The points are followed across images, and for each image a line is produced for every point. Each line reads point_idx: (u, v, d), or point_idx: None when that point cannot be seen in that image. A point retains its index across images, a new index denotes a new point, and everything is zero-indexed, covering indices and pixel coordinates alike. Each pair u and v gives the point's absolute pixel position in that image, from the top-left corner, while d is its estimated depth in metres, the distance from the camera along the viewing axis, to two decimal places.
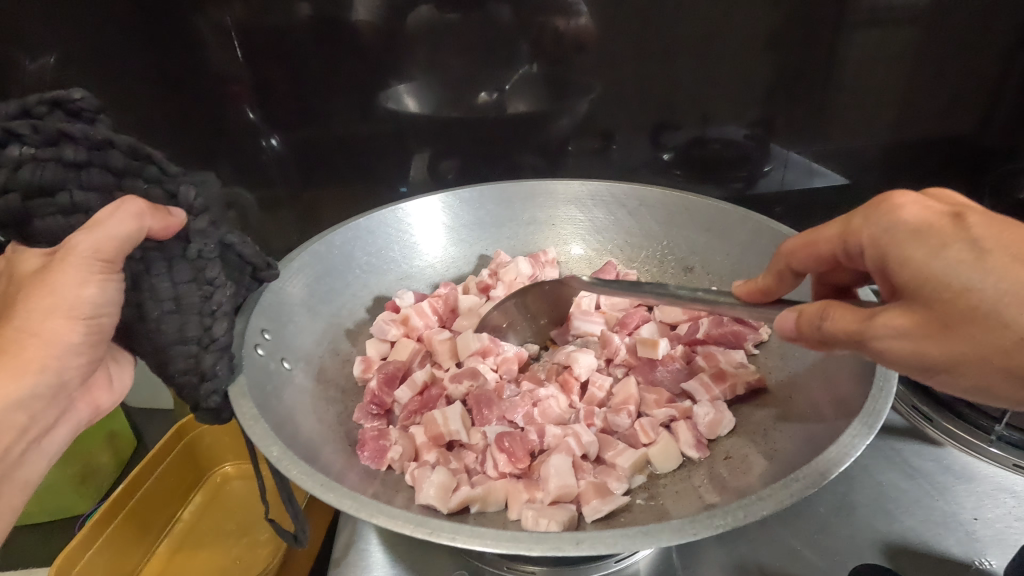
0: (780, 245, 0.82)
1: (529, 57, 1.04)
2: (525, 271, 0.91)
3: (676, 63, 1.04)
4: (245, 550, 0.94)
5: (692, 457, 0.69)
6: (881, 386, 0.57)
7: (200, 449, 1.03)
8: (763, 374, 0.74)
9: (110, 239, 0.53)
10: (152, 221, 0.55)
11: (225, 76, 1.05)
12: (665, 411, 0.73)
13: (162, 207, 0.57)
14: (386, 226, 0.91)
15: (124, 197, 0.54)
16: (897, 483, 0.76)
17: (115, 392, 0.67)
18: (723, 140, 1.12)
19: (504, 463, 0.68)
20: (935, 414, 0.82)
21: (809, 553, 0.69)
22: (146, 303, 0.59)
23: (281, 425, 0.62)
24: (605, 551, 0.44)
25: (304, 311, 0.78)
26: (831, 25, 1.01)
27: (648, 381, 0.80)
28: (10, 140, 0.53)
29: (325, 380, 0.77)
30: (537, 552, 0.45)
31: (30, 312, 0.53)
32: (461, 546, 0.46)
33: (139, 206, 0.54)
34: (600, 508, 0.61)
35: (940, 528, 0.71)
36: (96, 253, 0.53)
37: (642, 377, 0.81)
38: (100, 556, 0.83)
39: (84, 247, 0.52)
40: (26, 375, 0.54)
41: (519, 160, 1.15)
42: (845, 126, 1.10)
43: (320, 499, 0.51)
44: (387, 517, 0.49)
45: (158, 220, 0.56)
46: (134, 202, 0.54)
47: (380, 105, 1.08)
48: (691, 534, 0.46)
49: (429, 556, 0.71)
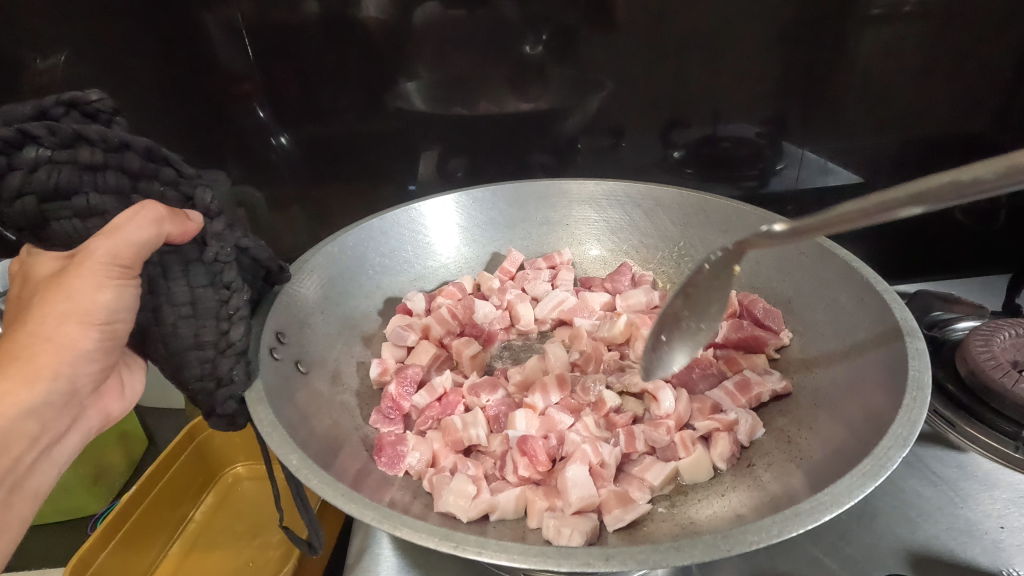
0: (802, 247, 0.80)
1: (537, 52, 1.03)
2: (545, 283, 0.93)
3: (688, 60, 1.02)
4: (257, 552, 0.93)
5: (721, 469, 0.67)
6: (914, 395, 0.56)
7: (211, 451, 1.02)
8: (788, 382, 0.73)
9: (128, 245, 0.52)
10: (172, 226, 0.55)
11: (233, 73, 1.04)
12: (707, 424, 0.69)
13: (181, 213, 0.56)
14: (399, 227, 0.90)
15: (142, 201, 0.53)
16: (919, 490, 0.75)
17: (126, 398, 0.66)
18: (737, 138, 1.10)
19: (524, 467, 0.67)
20: (959, 419, 0.79)
21: (831, 562, 0.68)
22: (162, 307, 0.59)
23: (298, 431, 0.61)
24: (634, 567, 0.43)
25: (318, 314, 0.77)
26: (849, 20, 0.98)
27: (683, 383, 0.79)
28: (25, 142, 0.52)
29: (339, 383, 0.76)
30: (566, 568, 0.44)
31: (46, 316, 0.52)
32: (487, 561, 0.45)
33: (158, 211, 0.54)
34: (622, 517, 0.60)
35: (965, 536, 0.70)
36: (115, 258, 0.53)
37: (676, 377, 0.79)
38: (112, 560, 0.83)
39: (102, 252, 0.52)
40: (38, 382, 0.53)
41: (530, 158, 1.14)
42: (860, 124, 1.09)
43: (343, 510, 0.49)
44: (410, 530, 0.47)
45: (177, 226, 0.55)
46: (152, 206, 0.53)
47: (388, 103, 1.07)
48: (723, 551, 0.44)
49: (443, 562, 0.70)
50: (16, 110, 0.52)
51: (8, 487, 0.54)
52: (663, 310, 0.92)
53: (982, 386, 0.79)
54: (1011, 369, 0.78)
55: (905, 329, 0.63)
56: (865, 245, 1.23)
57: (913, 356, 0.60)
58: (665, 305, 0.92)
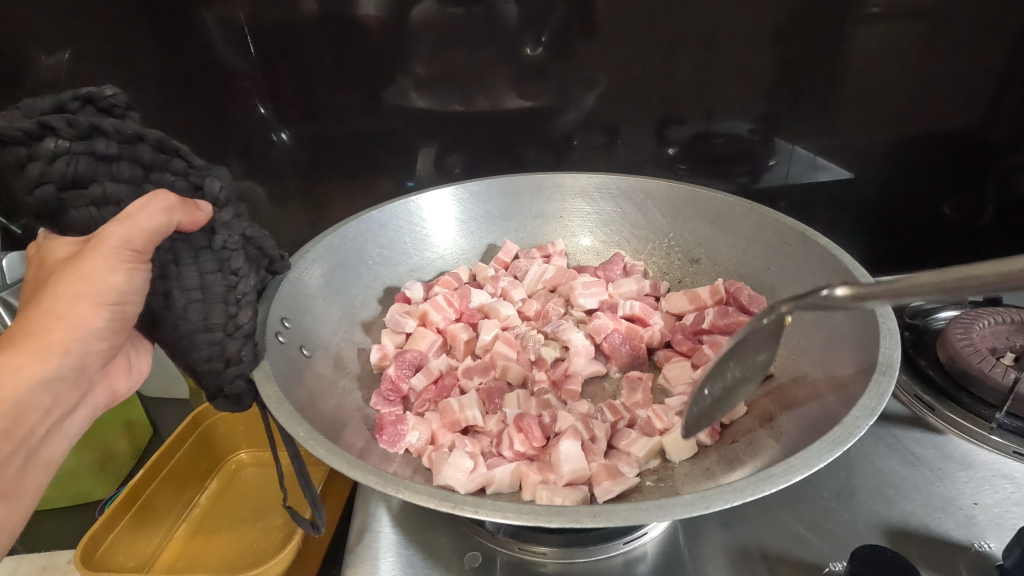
0: (784, 236, 0.84)
1: (532, 51, 1.06)
2: (539, 276, 0.96)
3: (679, 58, 1.05)
4: (259, 534, 0.95)
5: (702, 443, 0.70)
6: (883, 370, 0.59)
7: (215, 438, 1.05)
8: (768, 363, 0.76)
9: (139, 231, 0.55)
10: (182, 215, 0.58)
11: (235, 71, 1.07)
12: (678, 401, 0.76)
13: (192, 202, 0.59)
14: (397, 219, 0.93)
15: (155, 191, 0.56)
16: (897, 470, 0.79)
17: (132, 377, 0.69)
18: (728, 135, 1.14)
19: (520, 444, 0.69)
20: (938, 403, 0.84)
21: (813, 537, 0.71)
22: (172, 292, 0.61)
23: (301, 409, 0.64)
24: (620, 523, 0.46)
25: (321, 300, 0.80)
26: (835, 19, 1.02)
27: (611, 349, 0.86)
28: (45, 134, 0.54)
29: (341, 367, 0.79)
30: (557, 524, 0.47)
31: (59, 295, 0.55)
32: (483, 518, 0.48)
33: (169, 201, 0.56)
34: (611, 489, 0.63)
35: (940, 512, 0.73)
36: (127, 243, 0.55)
37: (607, 343, 0.86)
38: (120, 539, 0.86)
39: (116, 237, 0.55)
40: (50, 357, 0.56)
41: (525, 154, 1.17)
42: (847, 120, 1.12)
43: (348, 476, 0.52)
44: (411, 492, 0.51)
45: (187, 215, 0.58)
46: (164, 196, 0.56)
47: (387, 100, 1.10)
48: (701, 508, 0.47)
49: (440, 538, 0.74)
50: (34, 104, 0.55)
51: (22, 457, 0.57)
52: (654, 298, 0.95)
53: (960, 371, 0.84)
54: (990, 357, 0.83)
55: (878, 310, 0.66)
56: (854, 239, 1.27)
57: (886, 334, 0.63)
58: (656, 294, 0.95)
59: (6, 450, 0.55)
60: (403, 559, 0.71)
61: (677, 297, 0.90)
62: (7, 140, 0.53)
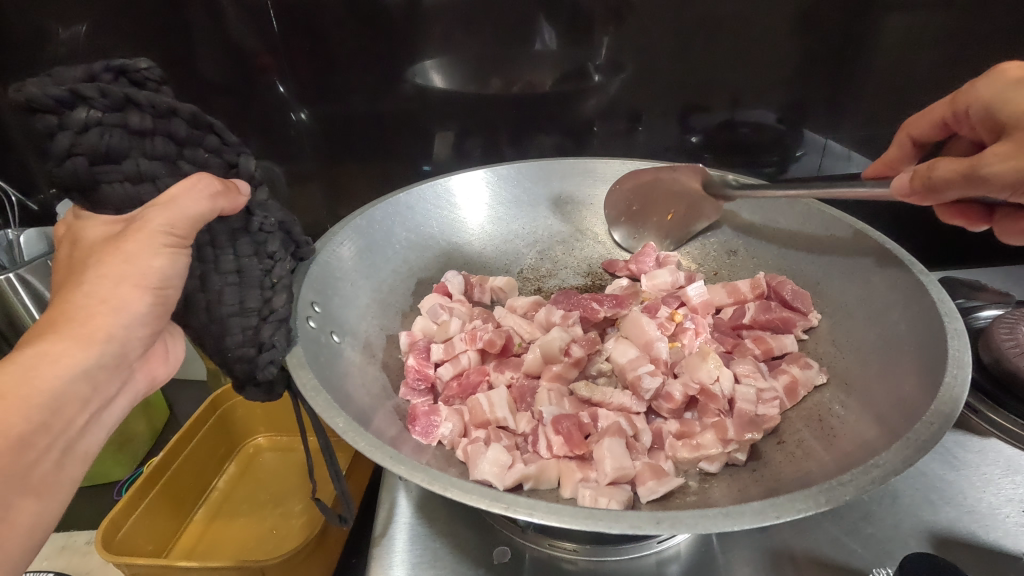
0: (832, 228, 0.82)
1: (550, 34, 1.02)
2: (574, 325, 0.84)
3: (708, 43, 1.01)
4: (280, 520, 0.93)
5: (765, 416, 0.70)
6: (954, 373, 0.57)
7: (234, 421, 1.04)
8: (824, 372, 0.73)
9: (183, 216, 0.54)
10: (224, 202, 0.57)
11: (251, 49, 1.03)
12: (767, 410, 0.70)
13: (233, 187, 0.59)
14: (425, 202, 0.91)
15: (198, 175, 0.55)
16: (941, 474, 0.76)
17: (169, 364, 0.67)
18: (755, 124, 1.10)
19: (559, 446, 0.67)
20: (983, 406, 0.79)
21: (854, 542, 0.68)
22: (209, 275, 0.60)
23: (338, 396, 0.62)
24: (686, 531, 0.45)
25: (348, 282, 0.78)
26: (877, 7, 0.97)
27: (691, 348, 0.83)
28: (76, 103, 0.51)
29: (371, 354, 0.76)
30: (617, 530, 0.45)
31: (102, 278, 0.53)
32: (539, 521, 0.46)
33: (213, 186, 0.56)
34: (655, 489, 0.62)
35: (987, 519, 0.71)
36: (171, 227, 0.54)
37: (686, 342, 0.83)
38: (143, 521, 0.85)
39: (159, 221, 0.53)
40: (91, 345, 0.53)
41: (545, 140, 1.13)
42: (882, 112, 1.08)
43: (392, 471, 0.50)
44: (459, 490, 0.48)
45: (229, 202, 0.58)
46: (209, 181, 0.56)
47: (406, 81, 1.06)
48: (771, 517, 0.45)
49: (470, 532, 0.72)
50: (65, 73, 0.52)
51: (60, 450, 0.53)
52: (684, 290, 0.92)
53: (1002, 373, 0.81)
54: None
55: (941, 309, 0.63)
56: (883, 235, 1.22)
57: (953, 335, 0.60)
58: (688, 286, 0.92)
59: (43, 442, 0.50)
60: (431, 551, 0.69)
61: (716, 288, 0.88)
62: (37, 107, 0.49)
